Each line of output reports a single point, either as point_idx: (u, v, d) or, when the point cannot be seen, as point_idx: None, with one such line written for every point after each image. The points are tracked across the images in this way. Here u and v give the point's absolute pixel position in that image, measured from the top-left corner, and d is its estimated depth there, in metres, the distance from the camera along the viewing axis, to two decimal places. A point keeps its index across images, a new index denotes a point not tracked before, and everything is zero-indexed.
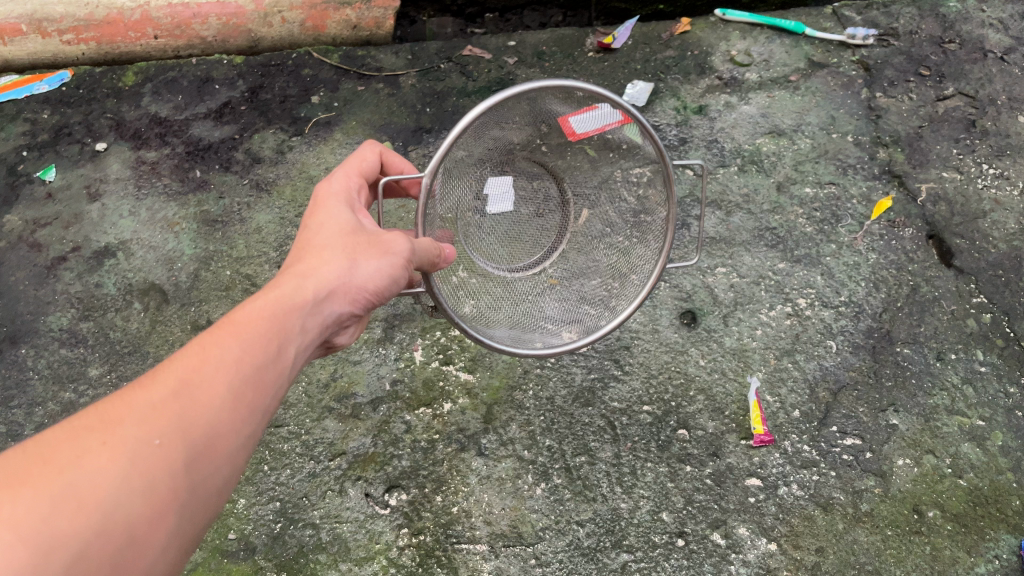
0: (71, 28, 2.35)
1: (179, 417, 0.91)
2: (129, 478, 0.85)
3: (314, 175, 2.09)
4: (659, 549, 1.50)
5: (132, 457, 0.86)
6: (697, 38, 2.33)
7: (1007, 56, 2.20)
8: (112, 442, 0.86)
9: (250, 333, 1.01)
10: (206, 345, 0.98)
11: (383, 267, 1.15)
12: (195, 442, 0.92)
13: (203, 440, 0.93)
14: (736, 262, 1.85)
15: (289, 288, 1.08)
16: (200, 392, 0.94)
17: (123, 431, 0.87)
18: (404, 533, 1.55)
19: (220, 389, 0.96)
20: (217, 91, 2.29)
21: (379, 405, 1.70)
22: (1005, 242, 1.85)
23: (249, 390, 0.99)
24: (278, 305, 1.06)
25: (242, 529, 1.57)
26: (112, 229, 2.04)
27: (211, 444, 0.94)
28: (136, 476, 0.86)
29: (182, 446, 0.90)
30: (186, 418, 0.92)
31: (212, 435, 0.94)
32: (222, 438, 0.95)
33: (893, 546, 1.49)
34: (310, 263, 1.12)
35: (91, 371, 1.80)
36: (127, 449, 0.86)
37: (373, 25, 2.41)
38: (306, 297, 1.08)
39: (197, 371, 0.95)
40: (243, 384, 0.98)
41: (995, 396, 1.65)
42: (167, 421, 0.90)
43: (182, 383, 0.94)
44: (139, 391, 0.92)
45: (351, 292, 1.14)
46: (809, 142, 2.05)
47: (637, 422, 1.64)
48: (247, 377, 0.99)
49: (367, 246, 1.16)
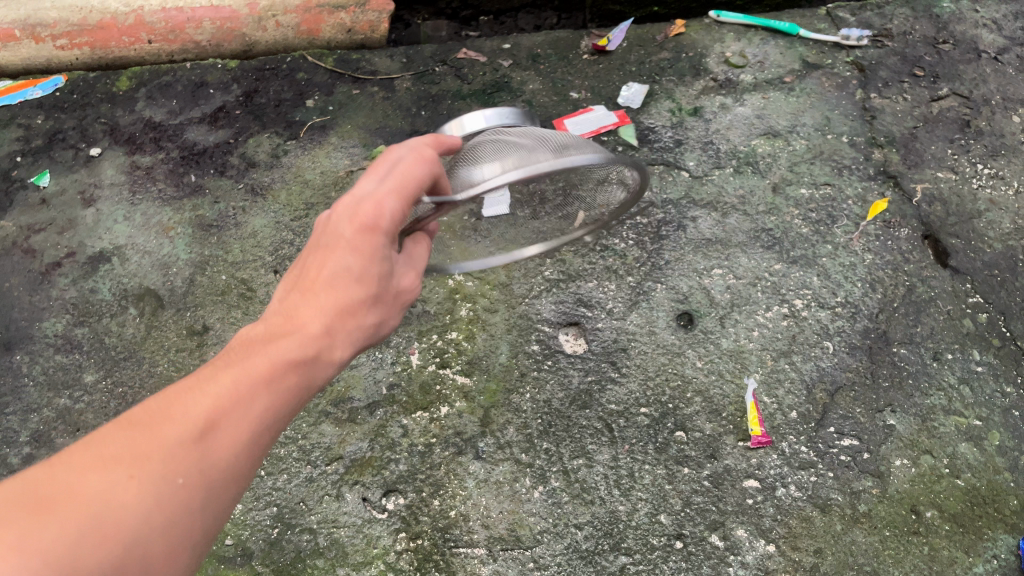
0: (64, 33, 2.36)
1: (200, 468, 0.90)
2: (151, 521, 0.85)
3: (309, 179, 2.08)
4: (657, 551, 1.51)
5: (154, 503, 0.86)
6: (692, 40, 2.33)
7: (1001, 56, 2.20)
8: (138, 481, 0.86)
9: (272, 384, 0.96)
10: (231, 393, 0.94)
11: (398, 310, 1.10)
12: (212, 488, 0.91)
13: (217, 486, 0.92)
14: (732, 263, 1.85)
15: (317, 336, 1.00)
16: (219, 442, 0.92)
17: (150, 468, 0.87)
18: (402, 538, 1.55)
19: (237, 441, 0.93)
20: (212, 96, 2.29)
21: (376, 410, 1.69)
22: (1000, 242, 1.85)
23: (262, 439, 0.97)
24: (305, 356, 0.99)
25: (238, 535, 1.57)
26: (107, 234, 2.04)
27: (223, 489, 0.93)
28: (155, 520, 0.86)
29: (199, 494, 0.90)
30: (207, 461, 0.91)
31: (226, 479, 0.93)
32: (233, 483, 0.94)
33: (891, 547, 1.49)
34: (345, 310, 1.00)
35: (87, 377, 1.79)
36: (149, 497, 0.86)
37: (367, 28, 2.40)
38: (333, 348, 1.01)
39: (218, 420, 0.92)
40: (259, 435, 0.96)
41: (992, 396, 1.65)
42: (190, 461, 0.89)
43: (204, 426, 0.91)
44: (166, 428, 0.89)
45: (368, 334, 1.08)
46: (804, 143, 2.05)
47: (634, 425, 1.64)
48: (263, 429, 0.96)
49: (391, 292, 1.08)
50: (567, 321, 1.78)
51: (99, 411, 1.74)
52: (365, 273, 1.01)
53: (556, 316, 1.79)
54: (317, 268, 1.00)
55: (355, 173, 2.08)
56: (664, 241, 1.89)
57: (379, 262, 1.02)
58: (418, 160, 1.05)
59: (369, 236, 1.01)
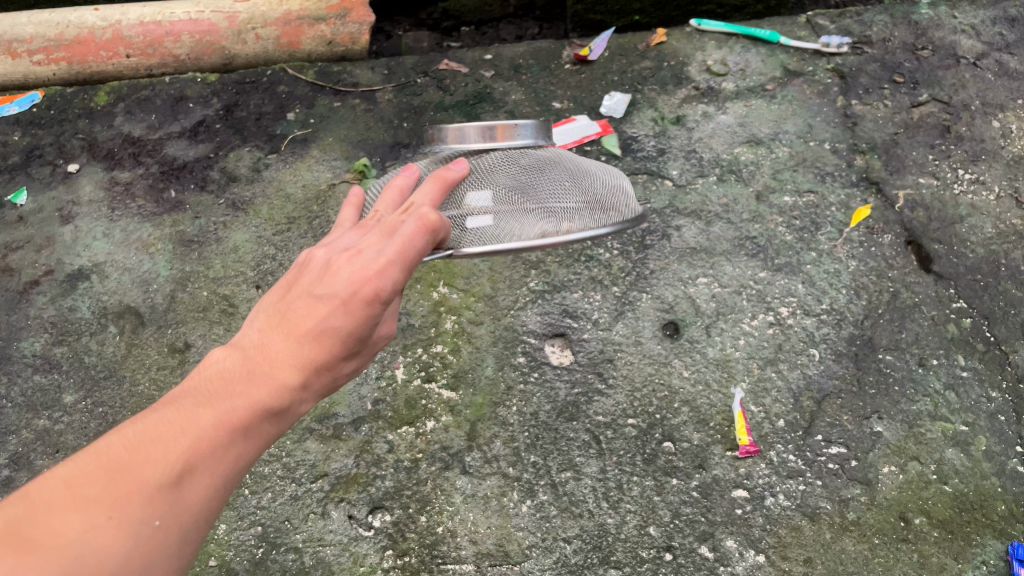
0: (41, 48, 2.33)
1: (177, 512, 0.89)
2: (128, 564, 0.85)
3: (291, 193, 2.06)
4: (647, 564, 1.51)
5: (131, 543, 0.85)
6: (673, 48, 2.33)
7: (979, 62, 2.21)
8: (116, 523, 0.84)
9: (249, 433, 0.94)
10: (209, 443, 0.91)
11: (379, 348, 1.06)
12: (185, 528, 0.90)
13: (189, 527, 0.91)
14: (716, 271, 1.85)
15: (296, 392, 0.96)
16: (194, 488, 0.90)
17: (129, 511, 0.85)
18: (389, 555, 1.54)
19: (210, 487, 0.92)
20: (191, 110, 2.27)
21: (361, 425, 1.68)
22: (983, 247, 1.86)
23: (235, 478, 0.96)
24: (285, 406, 0.96)
25: (223, 556, 1.56)
26: (85, 252, 2.01)
27: (193, 529, 0.92)
28: (133, 562, 0.85)
29: (173, 536, 0.89)
30: (184, 505, 0.90)
31: (198, 518, 0.92)
32: (204, 520, 0.93)
33: (881, 555, 1.50)
34: (329, 363, 0.96)
35: (66, 398, 1.77)
36: (124, 543, 0.84)
37: (348, 40, 2.37)
38: (311, 393, 0.99)
39: (195, 472, 0.90)
40: (230, 480, 0.95)
41: (977, 401, 1.65)
42: (168, 507, 0.88)
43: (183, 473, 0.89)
44: (144, 473, 0.87)
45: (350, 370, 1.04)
46: (786, 150, 2.06)
47: (622, 436, 1.63)
48: (236, 472, 0.95)
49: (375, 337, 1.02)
50: (556, 331, 1.77)
51: (79, 431, 1.71)
52: (351, 334, 0.94)
53: (545, 326, 1.78)
54: (300, 320, 0.94)
55: (338, 185, 2.06)
56: (649, 251, 1.88)
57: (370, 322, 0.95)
58: (419, 230, 0.95)
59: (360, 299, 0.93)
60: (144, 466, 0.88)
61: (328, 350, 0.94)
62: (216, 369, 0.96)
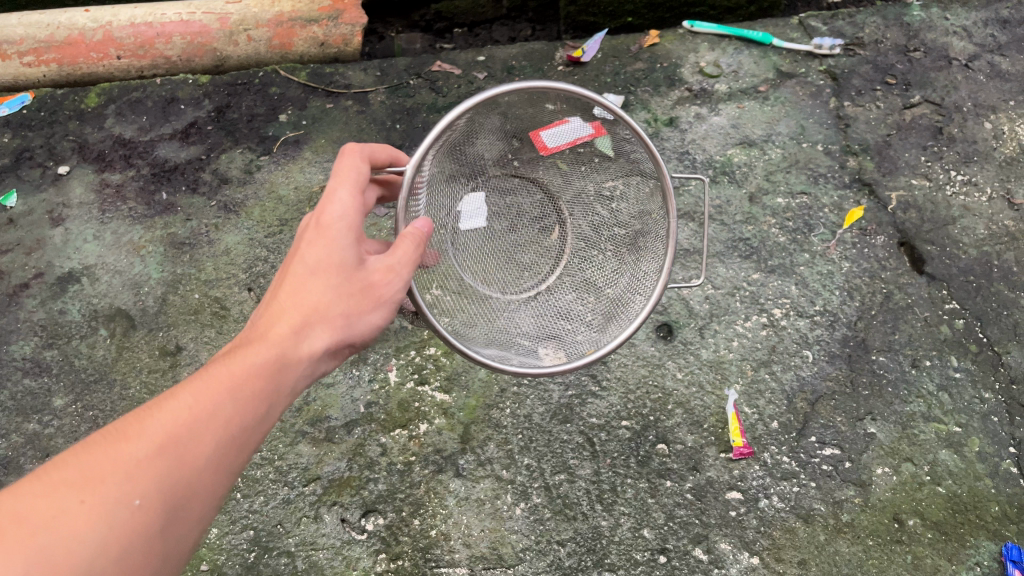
0: (31, 49, 2.32)
1: (160, 485, 0.89)
2: (104, 549, 0.83)
3: (283, 195, 2.06)
4: (641, 566, 1.49)
5: (109, 525, 0.84)
6: (666, 50, 2.33)
7: (971, 63, 2.22)
8: (90, 506, 0.83)
9: (239, 386, 0.99)
10: (196, 401, 0.95)
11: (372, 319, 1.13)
12: (171, 507, 0.90)
13: (179, 505, 0.91)
14: (710, 273, 1.85)
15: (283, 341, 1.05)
16: (187, 452, 0.92)
17: (103, 491, 0.85)
18: (382, 559, 1.52)
19: (204, 452, 0.94)
20: (183, 112, 2.26)
21: (354, 428, 1.67)
22: (975, 248, 1.86)
23: (236, 448, 0.98)
24: (273, 366, 1.03)
25: (214, 560, 1.54)
26: (76, 254, 2.00)
27: (185, 508, 0.92)
28: (110, 547, 0.83)
29: (157, 516, 0.88)
30: (173, 475, 0.90)
31: (188, 495, 0.92)
32: (196, 500, 0.93)
33: (876, 556, 1.49)
34: (311, 312, 1.07)
35: (57, 401, 1.75)
36: (100, 529, 0.83)
37: (340, 41, 2.37)
38: (298, 357, 1.06)
39: (186, 431, 0.93)
40: (229, 445, 0.97)
41: (971, 403, 1.65)
42: (153, 481, 0.88)
43: (173, 439, 0.92)
44: (126, 445, 0.89)
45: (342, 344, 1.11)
46: (779, 152, 2.06)
47: (616, 438, 1.63)
48: (234, 437, 0.97)
49: (362, 297, 1.10)
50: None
51: (69, 435, 1.70)
52: (325, 266, 1.08)
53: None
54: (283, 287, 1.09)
55: None
56: None
57: (341, 260, 1.09)
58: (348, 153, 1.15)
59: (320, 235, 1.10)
60: (126, 439, 0.89)
61: (306, 292, 1.07)
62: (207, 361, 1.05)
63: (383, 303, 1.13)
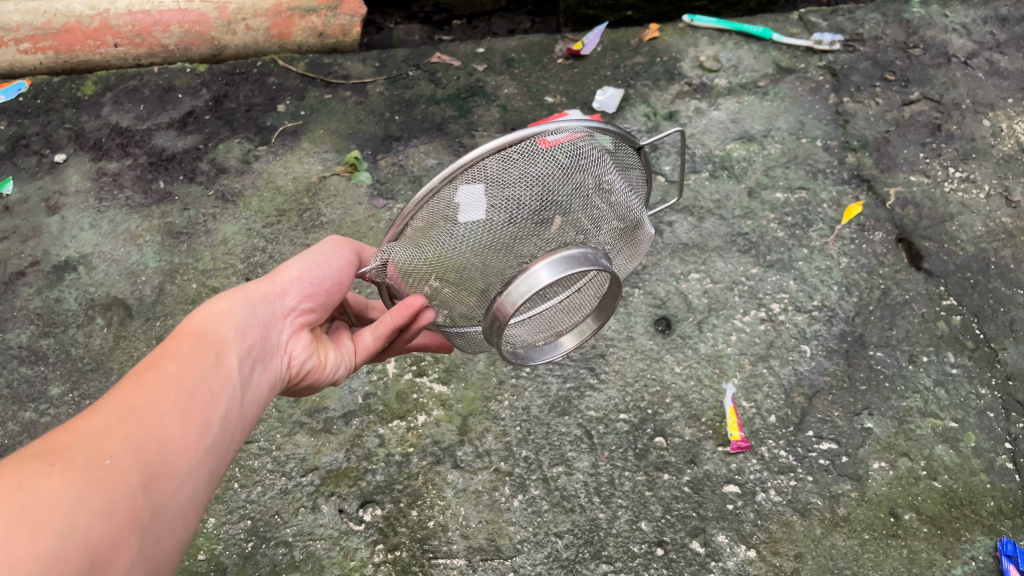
0: (28, 37, 2.29)
1: (127, 442, 0.91)
2: (86, 505, 0.83)
3: (281, 185, 2.05)
4: (638, 559, 1.49)
5: (85, 482, 0.84)
6: (666, 44, 2.33)
7: (970, 60, 2.23)
8: (60, 468, 0.84)
9: (183, 346, 1.07)
10: (142, 372, 1.00)
11: (303, 260, 1.27)
12: (146, 463, 0.92)
13: (156, 465, 0.93)
14: (709, 267, 1.85)
15: (216, 306, 1.15)
16: (146, 411, 0.95)
17: (72, 456, 0.85)
18: (379, 549, 1.52)
19: (163, 404, 0.97)
20: (181, 101, 2.25)
21: (352, 419, 1.67)
22: (972, 245, 1.86)
23: (200, 396, 1.02)
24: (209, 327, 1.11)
25: (212, 549, 1.53)
26: (72, 243, 1.99)
27: (163, 466, 0.93)
28: (91, 503, 0.83)
29: (130, 473, 0.89)
30: (137, 432, 0.92)
31: (162, 450, 0.94)
32: (170, 456, 0.95)
33: (871, 550, 1.49)
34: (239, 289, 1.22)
35: (52, 390, 1.74)
36: (78, 484, 0.83)
37: (339, 32, 2.37)
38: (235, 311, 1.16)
39: (140, 390, 0.97)
40: (192, 395, 1.01)
41: (967, 398, 1.66)
42: (118, 441, 0.90)
43: (127, 403, 0.94)
44: (82, 420, 0.91)
45: (281, 288, 1.23)
46: (778, 147, 2.06)
47: (614, 431, 1.63)
48: (192, 387, 1.02)
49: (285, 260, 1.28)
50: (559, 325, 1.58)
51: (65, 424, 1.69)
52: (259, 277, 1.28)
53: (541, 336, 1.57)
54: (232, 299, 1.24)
55: (328, 178, 2.06)
56: None
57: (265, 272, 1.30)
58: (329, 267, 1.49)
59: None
60: (82, 416, 0.91)
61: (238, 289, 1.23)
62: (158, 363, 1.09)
63: (316, 250, 1.30)
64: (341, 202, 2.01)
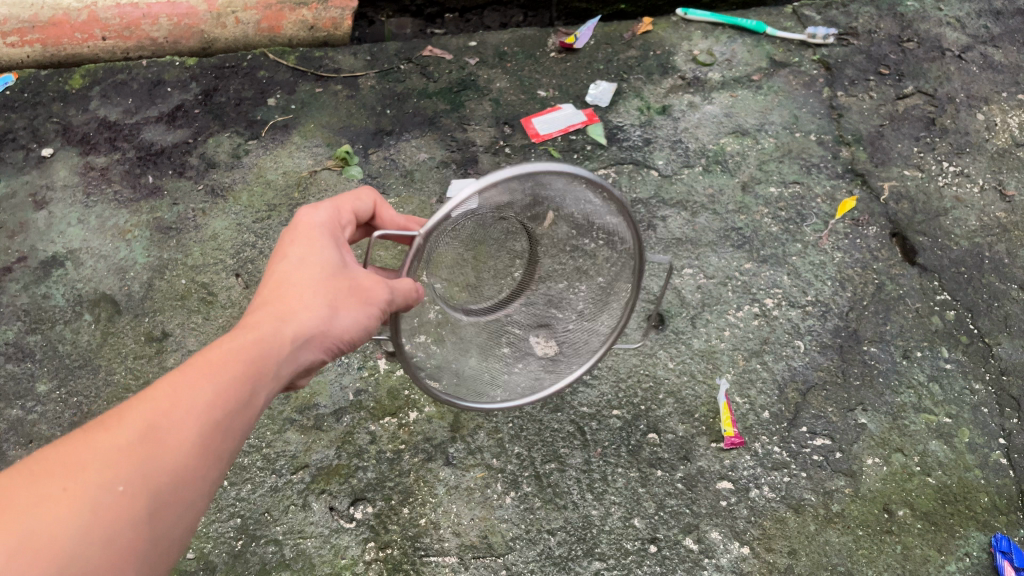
0: (15, 30, 2.27)
1: (141, 470, 0.89)
2: (89, 533, 0.83)
3: (271, 179, 2.04)
4: (631, 556, 1.48)
5: (92, 509, 0.84)
6: (660, 38, 2.31)
7: (964, 54, 2.22)
8: (72, 491, 0.84)
9: (219, 372, 0.99)
10: (174, 390, 0.95)
11: (361, 317, 1.12)
12: (158, 498, 0.89)
13: (167, 497, 0.90)
14: (702, 262, 1.84)
15: (263, 332, 1.05)
16: (167, 440, 0.92)
17: (84, 479, 0.85)
18: (370, 548, 1.50)
19: (186, 438, 0.93)
20: (169, 94, 2.22)
21: (343, 416, 1.65)
22: (967, 240, 1.86)
23: (223, 434, 0.97)
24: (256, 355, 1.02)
25: (201, 548, 1.51)
26: (59, 238, 1.97)
27: (172, 498, 0.91)
28: (94, 532, 0.83)
29: (140, 505, 0.88)
30: (154, 462, 0.90)
31: (176, 485, 0.91)
32: (182, 489, 0.92)
33: (865, 546, 1.48)
34: (288, 302, 1.09)
35: (40, 387, 1.72)
36: (85, 511, 0.84)
37: (330, 25, 2.35)
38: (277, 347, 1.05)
39: (167, 414, 0.93)
40: (217, 430, 0.96)
41: (961, 393, 1.65)
42: (133, 468, 0.88)
43: (150, 426, 0.91)
44: (105, 435, 0.89)
45: (328, 340, 1.11)
46: (772, 141, 2.05)
47: (606, 427, 1.62)
48: (219, 424, 0.96)
49: (350, 292, 1.12)
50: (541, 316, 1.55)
51: (53, 422, 1.67)
52: (315, 271, 1.12)
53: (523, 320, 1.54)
54: (272, 280, 1.12)
55: (319, 173, 2.04)
56: None
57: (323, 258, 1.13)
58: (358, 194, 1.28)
59: (309, 239, 1.15)
60: (103, 430, 0.90)
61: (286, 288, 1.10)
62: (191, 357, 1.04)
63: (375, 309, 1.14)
64: (332, 197, 1.99)
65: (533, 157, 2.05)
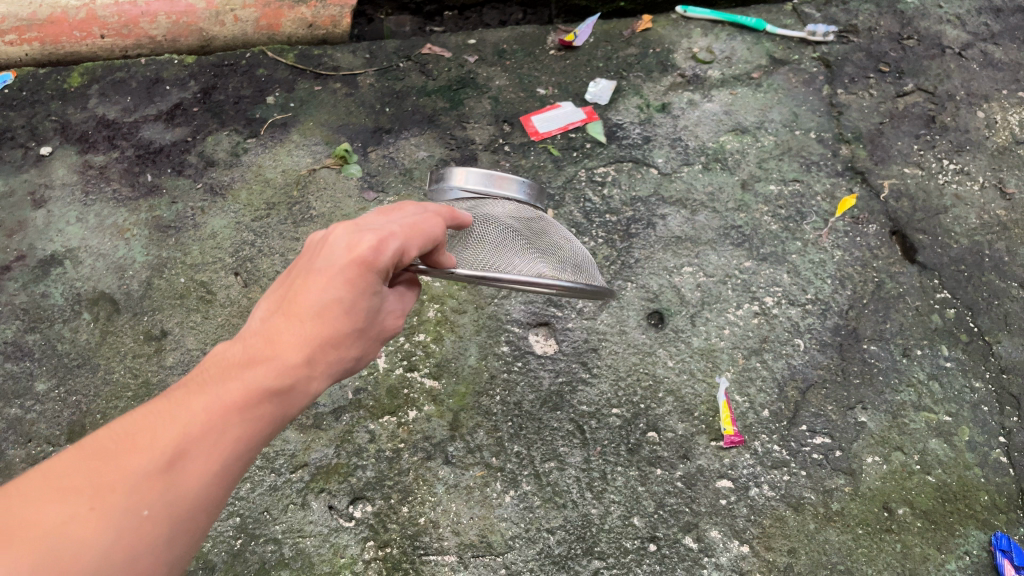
0: (13, 28, 2.27)
1: (166, 499, 0.89)
2: (111, 555, 0.85)
3: (270, 178, 2.03)
4: (631, 555, 1.48)
5: (118, 532, 0.86)
6: (659, 35, 2.31)
7: (964, 51, 2.21)
8: (98, 514, 0.86)
9: (249, 411, 0.94)
10: (204, 424, 0.92)
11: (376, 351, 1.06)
12: (180, 523, 0.90)
13: (187, 520, 0.91)
14: (701, 261, 1.84)
15: (297, 375, 0.96)
16: (191, 468, 0.90)
17: (110, 503, 0.86)
18: (370, 547, 1.51)
19: (207, 472, 0.91)
20: (168, 93, 2.22)
21: (342, 415, 1.65)
22: (967, 237, 1.86)
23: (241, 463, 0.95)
24: (289, 391, 0.96)
25: (200, 547, 1.52)
26: (58, 237, 1.96)
27: (191, 520, 0.91)
28: (115, 554, 0.85)
29: (162, 530, 0.88)
30: (178, 492, 0.89)
31: (192, 513, 0.91)
32: (198, 517, 0.92)
33: (864, 545, 1.48)
34: (330, 341, 0.97)
35: (39, 386, 1.72)
36: (108, 534, 0.85)
37: (329, 23, 2.34)
38: (307, 387, 0.97)
39: (195, 446, 0.91)
40: (239, 459, 0.94)
41: (961, 392, 1.65)
42: (159, 495, 0.88)
43: (177, 457, 0.90)
44: (134, 458, 0.89)
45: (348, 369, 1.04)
46: (772, 139, 2.05)
47: (606, 426, 1.61)
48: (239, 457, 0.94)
49: (376, 336, 1.04)
50: None
51: (52, 420, 1.67)
52: (353, 317, 0.97)
53: None
54: (307, 311, 0.95)
55: (318, 171, 2.03)
56: (634, 239, 1.87)
57: (368, 298, 0.98)
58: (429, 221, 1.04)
59: (360, 280, 0.97)
60: (132, 453, 0.89)
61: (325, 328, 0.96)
62: (217, 364, 0.97)
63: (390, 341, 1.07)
64: (331, 195, 1.98)
65: (533, 155, 2.05)
